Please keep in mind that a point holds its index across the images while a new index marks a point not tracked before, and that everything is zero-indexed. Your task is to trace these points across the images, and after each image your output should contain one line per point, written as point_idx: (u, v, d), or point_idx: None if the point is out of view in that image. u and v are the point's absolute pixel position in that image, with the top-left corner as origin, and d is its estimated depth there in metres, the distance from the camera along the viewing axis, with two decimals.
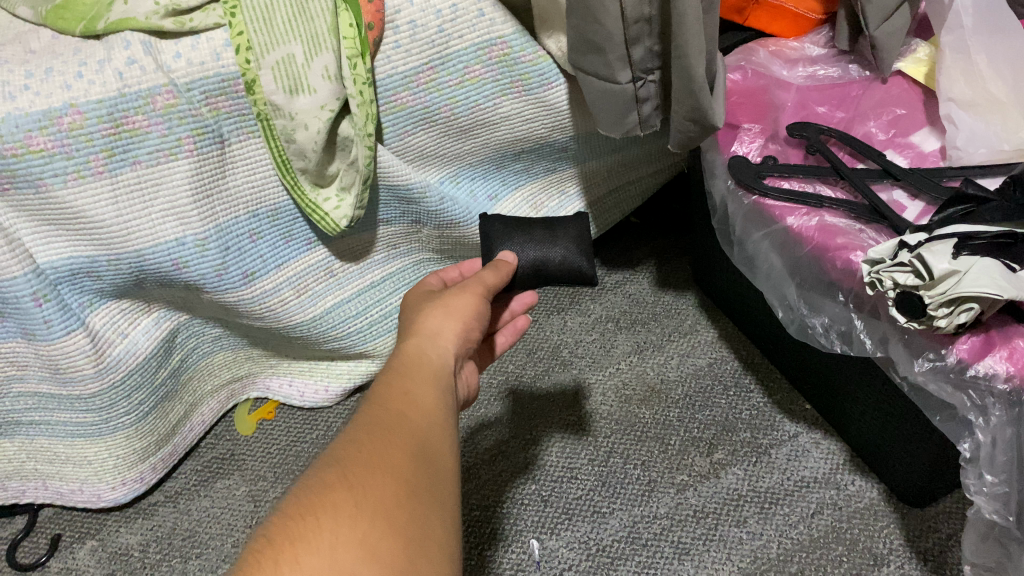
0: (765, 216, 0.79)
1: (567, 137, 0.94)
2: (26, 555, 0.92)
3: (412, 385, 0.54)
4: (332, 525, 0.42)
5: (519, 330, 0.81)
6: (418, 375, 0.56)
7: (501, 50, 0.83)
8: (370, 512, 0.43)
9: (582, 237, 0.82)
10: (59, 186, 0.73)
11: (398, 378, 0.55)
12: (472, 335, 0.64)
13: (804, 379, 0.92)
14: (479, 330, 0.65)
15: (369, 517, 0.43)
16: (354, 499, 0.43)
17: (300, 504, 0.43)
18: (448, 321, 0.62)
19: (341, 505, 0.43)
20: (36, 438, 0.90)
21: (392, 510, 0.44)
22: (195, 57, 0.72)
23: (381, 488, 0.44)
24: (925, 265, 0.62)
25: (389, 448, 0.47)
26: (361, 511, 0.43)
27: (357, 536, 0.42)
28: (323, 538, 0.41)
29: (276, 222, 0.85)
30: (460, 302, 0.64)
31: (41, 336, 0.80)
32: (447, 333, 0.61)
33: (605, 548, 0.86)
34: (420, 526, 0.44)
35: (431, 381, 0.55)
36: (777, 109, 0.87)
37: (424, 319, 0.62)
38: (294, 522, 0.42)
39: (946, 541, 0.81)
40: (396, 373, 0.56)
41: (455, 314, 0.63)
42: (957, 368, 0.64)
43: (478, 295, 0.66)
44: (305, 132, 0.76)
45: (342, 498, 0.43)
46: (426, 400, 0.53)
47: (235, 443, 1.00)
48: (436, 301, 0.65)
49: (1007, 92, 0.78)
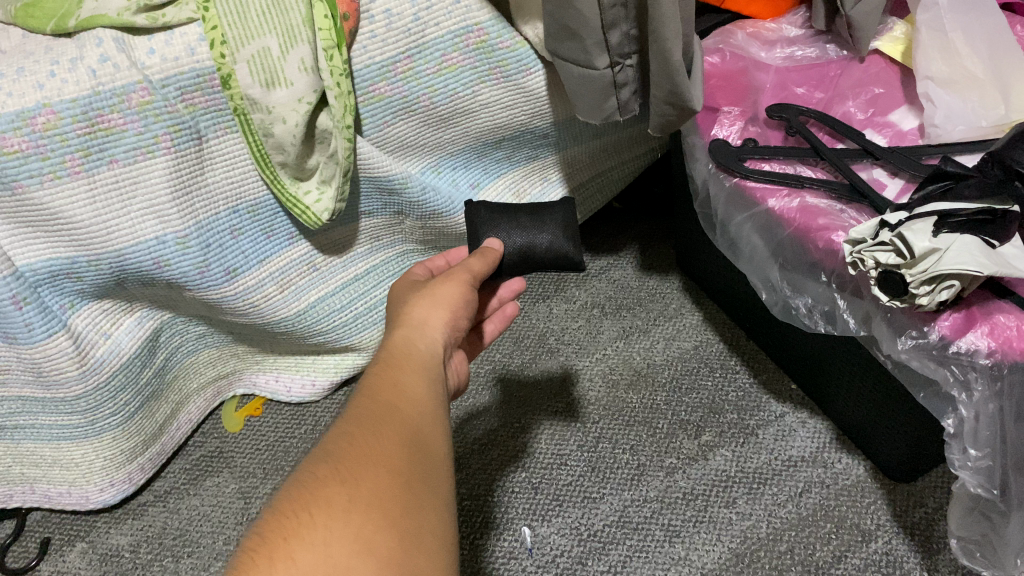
0: (747, 199, 0.79)
1: (547, 123, 0.94)
2: (15, 559, 0.91)
3: (402, 376, 0.54)
4: (326, 522, 0.42)
5: (508, 317, 0.82)
6: (408, 365, 0.56)
7: (478, 37, 0.82)
8: (364, 507, 0.43)
9: (569, 221, 0.82)
10: (35, 187, 0.72)
11: (388, 369, 0.55)
12: (460, 321, 0.64)
13: (789, 359, 0.93)
14: (467, 317, 0.65)
15: (364, 511, 0.43)
16: (347, 494, 0.43)
17: (291, 500, 0.43)
18: (436, 309, 0.62)
19: (334, 500, 0.43)
20: (21, 442, 0.89)
21: (386, 503, 0.43)
22: (170, 53, 0.72)
23: (374, 482, 0.44)
24: (906, 244, 0.63)
25: (381, 440, 0.47)
26: (355, 506, 0.43)
27: (351, 531, 0.41)
28: (317, 536, 0.41)
29: (257, 217, 0.84)
30: (448, 289, 0.64)
31: (22, 339, 0.79)
32: (434, 320, 0.61)
33: (597, 532, 0.86)
34: (414, 517, 0.44)
35: (420, 372, 0.55)
36: (756, 91, 0.88)
37: (411, 308, 0.62)
38: (287, 520, 0.42)
39: (932, 515, 0.82)
40: (385, 364, 0.55)
41: (443, 301, 0.63)
42: (940, 345, 0.64)
43: (465, 280, 0.66)
44: (284, 126, 0.75)
45: (335, 493, 0.43)
46: (416, 391, 0.53)
47: (223, 441, 0.99)
48: (423, 289, 0.64)
49: (983, 69, 0.78)
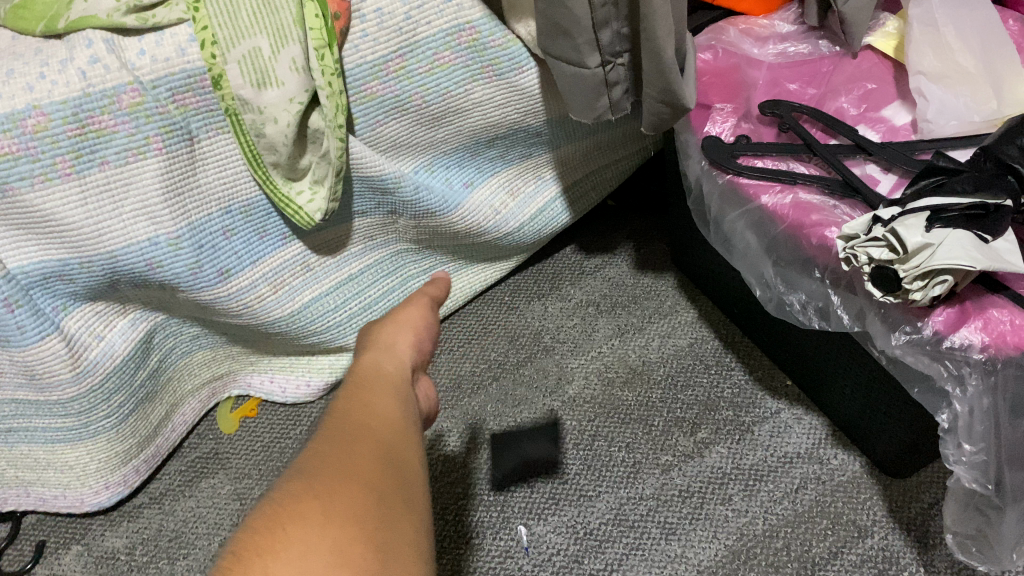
0: (740, 195, 0.79)
1: (541, 122, 0.94)
2: (11, 562, 0.91)
3: (372, 396, 0.52)
4: (301, 537, 0.39)
5: None
6: (377, 385, 0.54)
7: (470, 35, 0.82)
8: (341, 520, 0.40)
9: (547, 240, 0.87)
10: (26, 189, 0.72)
11: (357, 390, 0.53)
12: (424, 346, 0.64)
13: (784, 355, 0.93)
14: (432, 343, 0.65)
15: (341, 523, 0.40)
16: (322, 508, 0.40)
17: (264, 518, 0.40)
18: (403, 332, 0.63)
19: (308, 513, 0.40)
20: (15, 445, 0.88)
21: (363, 517, 0.41)
22: (160, 54, 0.72)
23: (350, 496, 0.42)
24: (899, 239, 0.62)
25: (355, 456, 0.45)
26: (331, 519, 0.40)
27: (327, 543, 0.39)
28: (292, 552, 0.38)
29: (250, 218, 0.84)
30: (411, 313, 0.65)
31: (14, 342, 0.78)
32: (400, 344, 0.61)
33: (593, 531, 0.86)
34: (392, 532, 0.41)
35: (391, 390, 0.54)
36: (749, 88, 0.87)
37: (378, 332, 0.62)
38: (260, 537, 0.39)
39: (928, 510, 0.82)
40: (356, 383, 0.54)
41: (406, 326, 0.63)
42: (934, 340, 0.64)
43: (425, 306, 0.66)
44: (275, 126, 0.75)
45: (309, 507, 0.40)
46: (388, 409, 0.51)
47: (218, 442, 0.99)
48: (385, 316, 0.65)
49: (975, 64, 0.79)
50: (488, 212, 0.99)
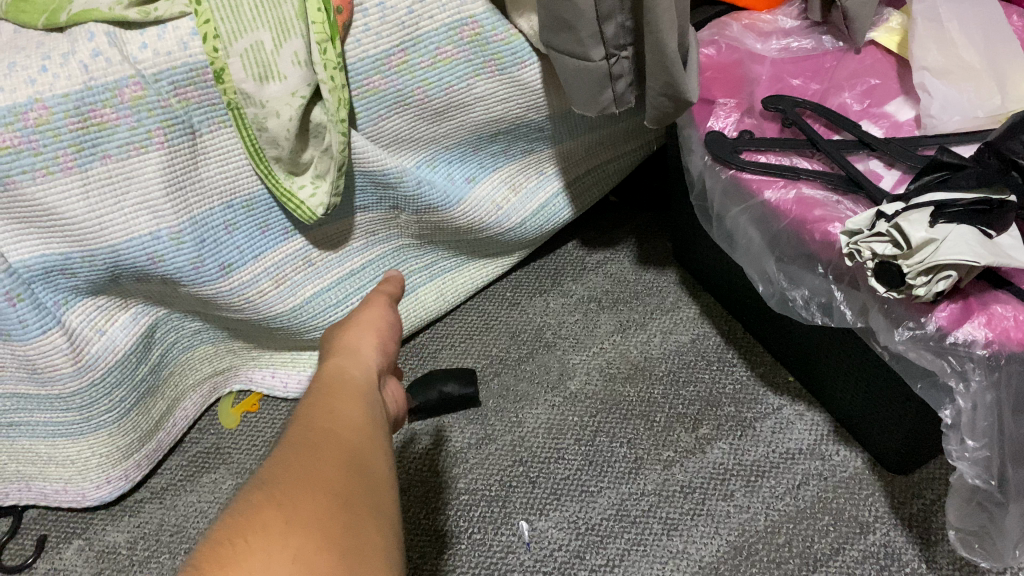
0: (743, 191, 0.79)
1: (543, 117, 0.93)
2: (12, 556, 0.91)
3: (337, 402, 0.52)
4: (264, 545, 0.39)
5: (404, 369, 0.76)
6: (343, 390, 0.54)
7: (473, 30, 0.82)
8: (304, 525, 0.40)
9: None
10: (28, 182, 0.72)
11: (322, 397, 0.53)
12: (391, 344, 0.64)
13: (786, 351, 0.93)
14: (396, 342, 0.65)
15: (302, 532, 0.40)
16: (285, 514, 0.40)
17: (228, 529, 0.40)
18: (365, 335, 0.62)
19: (271, 525, 0.40)
20: (16, 439, 0.88)
21: (326, 521, 0.41)
22: (162, 47, 0.71)
23: (313, 500, 0.42)
24: (903, 234, 0.63)
25: (319, 459, 0.45)
26: (294, 526, 0.40)
27: (289, 552, 0.39)
28: (255, 560, 0.38)
29: (252, 212, 0.84)
30: (372, 315, 0.64)
31: (16, 336, 0.78)
32: (365, 344, 0.61)
33: (595, 526, 0.86)
34: (357, 535, 0.41)
35: (355, 397, 0.54)
36: (751, 83, 0.87)
37: (340, 338, 0.62)
38: (221, 548, 0.39)
39: (930, 506, 0.82)
40: (317, 393, 0.53)
41: (370, 325, 0.63)
42: (937, 336, 0.64)
43: (387, 301, 0.66)
44: (277, 120, 0.75)
45: (271, 516, 0.40)
46: (354, 411, 0.52)
47: (219, 437, 0.99)
48: (348, 317, 0.65)
49: (979, 59, 0.78)
50: (489, 207, 0.98)
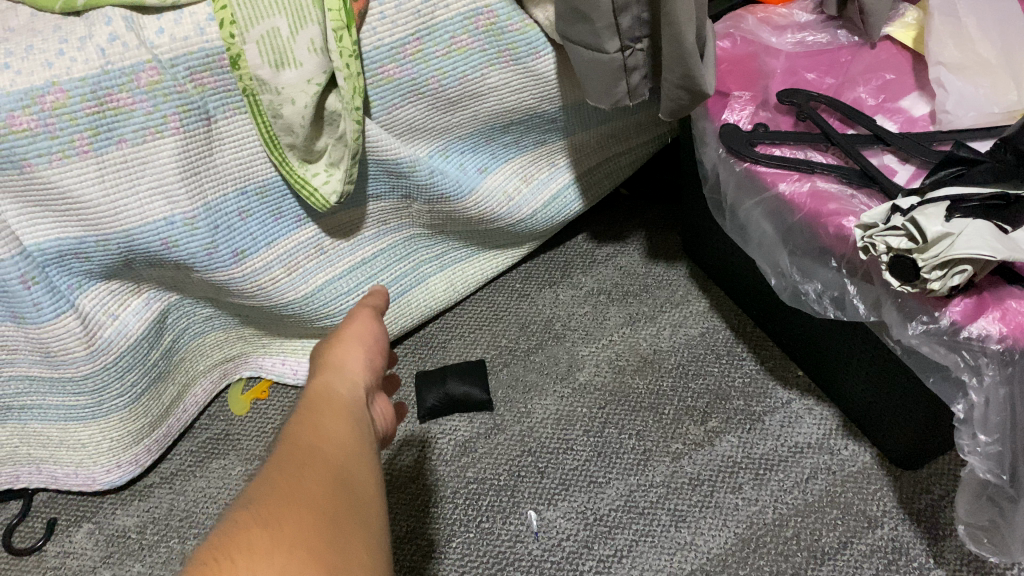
0: (757, 183, 0.79)
1: (556, 108, 0.93)
2: (22, 539, 0.92)
3: (323, 421, 0.51)
4: (249, 567, 0.39)
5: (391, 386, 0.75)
6: (328, 408, 0.53)
7: (488, 19, 0.82)
8: (286, 544, 0.40)
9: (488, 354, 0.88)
10: (44, 166, 0.72)
11: (308, 416, 0.52)
12: (379, 358, 0.63)
13: (796, 346, 0.93)
14: (382, 357, 0.63)
15: (287, 551, 0.40)
16: (269, 537, 0.40)
17: (213, 552, 0.40)
18: (351, 352, 0.60)
19: (256, 552, 0.40)
20: (28, 422, 0.89)
21: (311, 541, 0.41)
22: (179, 32, 0.72)
23: (297, 523, 0.42)
24: (919, 228, 0.62)
25: (305, 482, 0.45)
26: (279, 546, 0.40)
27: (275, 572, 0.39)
28: None
29: (265, 199, 0.84)
30: (357, 329, 0.62)
31: (30, 319, 0.79)
32: (352, 359, 0.59)
33: (603, 517, 0.86)
34: (343, 550, 0.41)
35: (342, 415, 0.52)
36: (765, 77, 0.87)
37: (328, 353, 0.60)
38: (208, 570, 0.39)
39: (938, 502, 0.83)
40: (302, 412, 0.52)
41: (356, 338, 0.61)
42: (951, 330, 0.64)
43: (371, 314, 0.64)
44: (292, 107, 0.76)
45: (255, 542, 0.40)
46: (339, 430, 0.51)
47: (229, 423, 1.00)
48: (335, 330, 0.63)
49: (996, 54, 0.78)
50: (501, 198, 0.98)
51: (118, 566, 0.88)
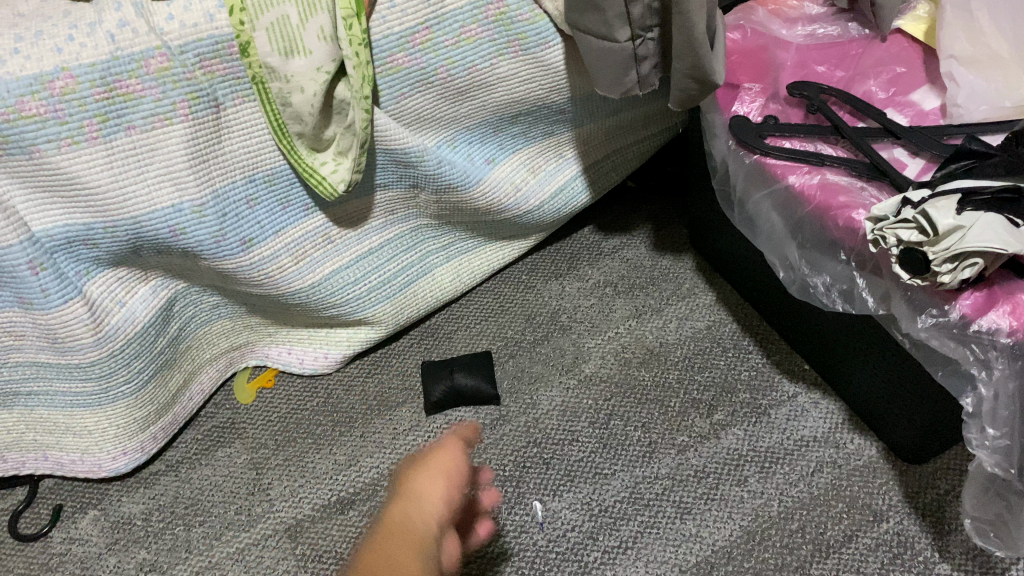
0: (766, 175, 0.79)
1: (565, 98, 0.93)
2: (28, 525, 0.92)
3: (395, 561, 0.56)
4: None
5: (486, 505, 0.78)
6: (399, 552, 0.57)
7: (498, 9, 0.82)
8: None
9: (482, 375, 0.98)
10: (53, 152, 0.72)
11: (381, 552, 0.57)
12: (460, 498, 0.65)
13: (802, 339, 0.93)
14: (463, 492, 0.65)
15: None
16: None
17: None
18: (433, 481, 0.64)
19: None
20: (35, 408, 0.89)
21: None
22: (188, 19, 0.71)
23: None
24: (930, 221, 0.63)
25: None
26: None
27: None
28: None
29: (273, 186, 0.84)
30: (442, 459, 0.65)
31: (38, 304, 0.79)
32: (434, 493, 0.63)
33: (608, 508, 0.86)
34: None
35: (412, 553, 0.57)
36: (776, 68, 0.87)
37: (411, 479, 0.64)
38: None
39: (944, 496, 0.82)
40: (373, 552, 0.58)
41: (440, 467, 0.65)
42: (961, 324, 0.64)
43: (459, 445, 0.67)
44: (302, 95, 0.76)
45: None
46: (408, 566, 0.56)
47: (235, 412, 1.00)
48: (420, 458, 0.67)
49: (1008, 47, 0.77)
50: (508, 189, 0.98)
51: (123, 552, 0.88)
